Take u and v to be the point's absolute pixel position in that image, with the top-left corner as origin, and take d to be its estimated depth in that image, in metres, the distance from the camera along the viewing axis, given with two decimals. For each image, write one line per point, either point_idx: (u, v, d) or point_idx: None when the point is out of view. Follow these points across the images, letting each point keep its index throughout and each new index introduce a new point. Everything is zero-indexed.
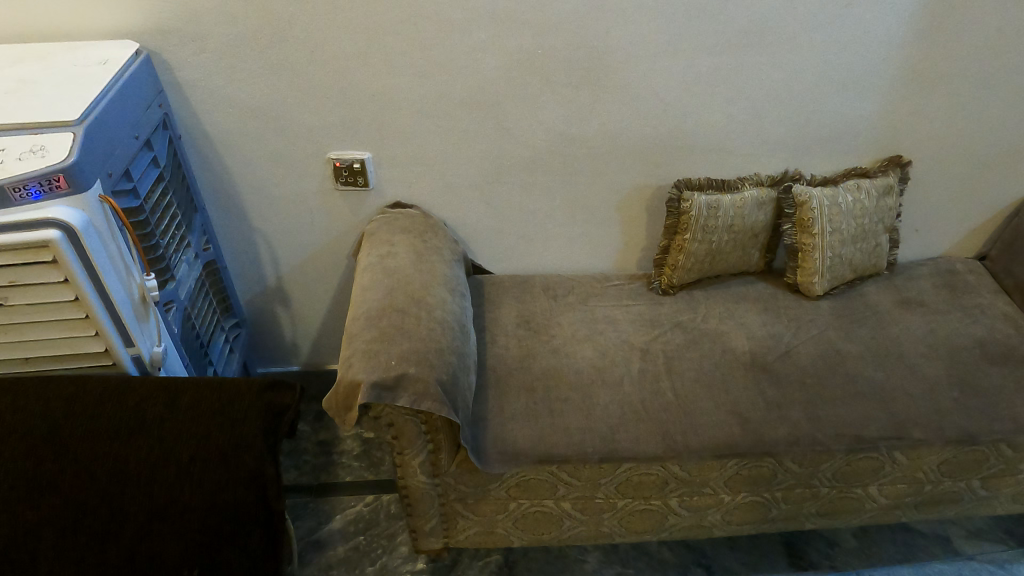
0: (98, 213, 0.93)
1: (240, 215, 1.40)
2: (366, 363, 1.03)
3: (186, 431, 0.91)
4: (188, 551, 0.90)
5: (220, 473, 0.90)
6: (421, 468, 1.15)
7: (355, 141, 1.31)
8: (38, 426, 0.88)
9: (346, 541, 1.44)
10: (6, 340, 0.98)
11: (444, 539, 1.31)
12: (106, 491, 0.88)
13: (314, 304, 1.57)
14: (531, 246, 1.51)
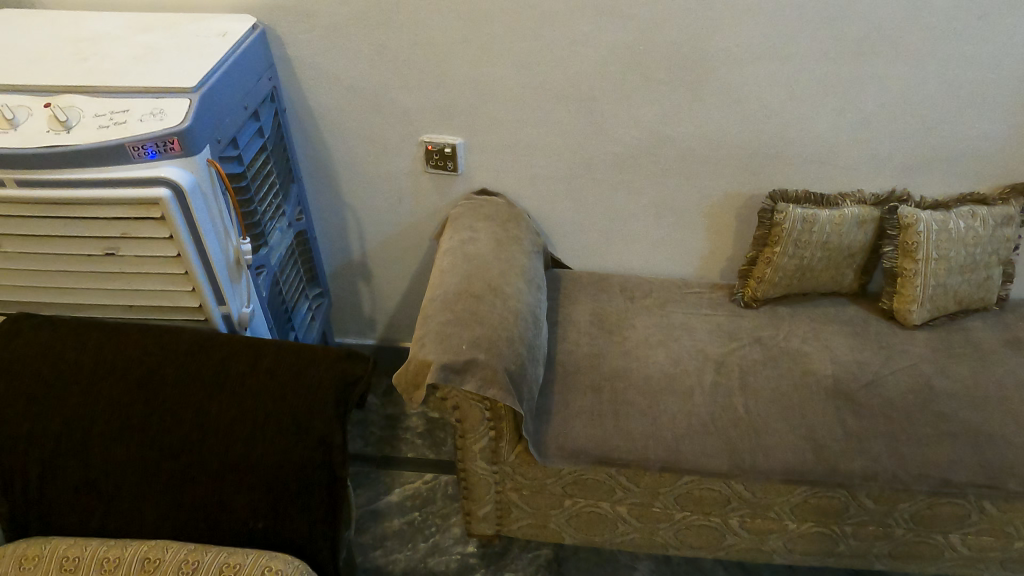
0: (205, 176, 0.99)
1: (334, 189, 1.45)
2: (438, 344, 1.05)
3: (263, 391, 0.95)
4: (255, 505, 0.95)
5: (290, 434, 0.94)
6: (481, 454, 1.17)
7: (449, 126, 1.33)
8: (133, 370, 0.96)
9: (402, 515, 1.48)
10: (116, 288, 1.07)
11: (497, 526, 1.32)
12: (187, 437, 0.95)
13: (394, 282, 1.61)
14: (612, 245, 1.49)
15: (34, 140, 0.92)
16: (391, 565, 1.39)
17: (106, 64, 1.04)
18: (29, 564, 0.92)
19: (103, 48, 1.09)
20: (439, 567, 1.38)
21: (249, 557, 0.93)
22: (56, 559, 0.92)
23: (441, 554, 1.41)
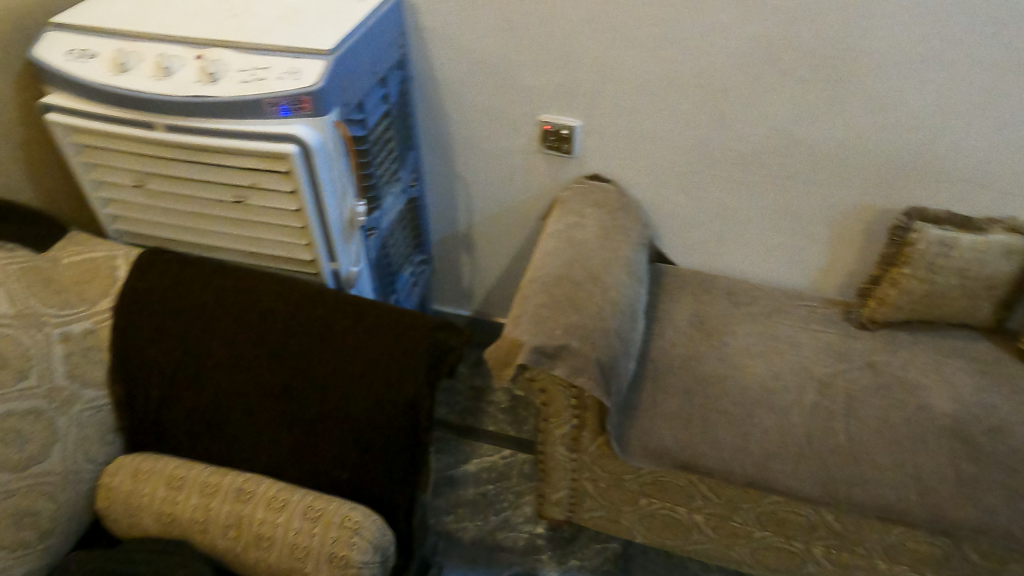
0: (331, 137, 1.03)
1: (448, 160, 1.47)
2: (533, 326, 1.05)
3: (362, 349, 0.99)
4: (342, 454, 1.00)
5: (382, 393, 0.98)
6: (562, 439, 1.18)
7: (569, 107, 1.31)
8: (248, 313, 1.03)
9: (477, 485, 1.52)
10: (240, 234, 1.14)
11: (568, 512, 1.33)
12: (288, 382, 1.01)
13: (496, 257, 1.62)
14: (722, 245, 1.43)
15: (184, 89, 0.98)
16: (461, 532, 1.43)
17: (253, 22, 1.10)
18: (143, 476, 1.01)
19: (252, 5, 1.14)
20: (507, 542, 1.41)
21: (333, 503, 0.96)
22: (164, 477, 1.01)
23: (510, 530, 1.43)
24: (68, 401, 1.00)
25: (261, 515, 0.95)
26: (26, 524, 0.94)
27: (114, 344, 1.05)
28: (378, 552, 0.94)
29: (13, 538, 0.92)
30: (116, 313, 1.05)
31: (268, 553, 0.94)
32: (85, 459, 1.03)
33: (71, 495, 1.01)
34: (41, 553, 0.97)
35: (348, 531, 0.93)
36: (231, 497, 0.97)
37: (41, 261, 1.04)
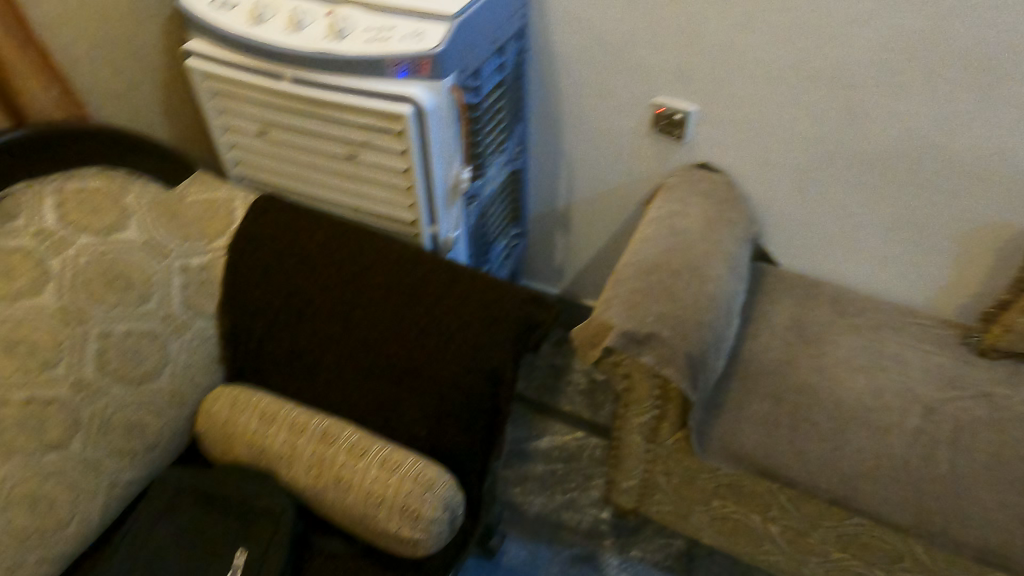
0: (446, 102, 1.04)
1: (555, 136, 1.46)
2: (624, 310, 1.03)
3: (453, 313, 1.01)
4: (424, 412, 1.02)
5: (468, 358, 0.99)
6: (640, 428, 1.16)
7: (686, 91, 1.27)
8: (349, 265, 1.07)
9: (547, 462, 1.54)
10: (350, 189, 1.18)
11: (636, 502, 1.32)
12: (379, 337, 1.04)
13: (591, 239, 1.61)
14: (832, 249, 1.36)
15: (312, 44, 1.02)
16: (526, 506, 1.46)
17: None
18: (239, 407, 1.07)
19: None
20: (570, 522, 1.43)
21: (410, 458, 0.99)
22: (258, 411, 1.06)
23: (575, 511, 1.45)
24: (181, 327, 1.08)
25: (342, 459, 0.99)
26: (135, 434, 1.04)
27: (225, 281, 1.11)
28: (447, 511, 0.96)
29: (124, 445, 1.02)
30: (229, 251, 1.11)
31: (344, 495, 0.97)
32: (191, 383, 1.10)
33: (176, 414, 1.09)
34: (147, 462, 1.06)
35: (421, 487, 0.95)
36: (316, 438, 1.02)
37: (169, 195, 1.12)
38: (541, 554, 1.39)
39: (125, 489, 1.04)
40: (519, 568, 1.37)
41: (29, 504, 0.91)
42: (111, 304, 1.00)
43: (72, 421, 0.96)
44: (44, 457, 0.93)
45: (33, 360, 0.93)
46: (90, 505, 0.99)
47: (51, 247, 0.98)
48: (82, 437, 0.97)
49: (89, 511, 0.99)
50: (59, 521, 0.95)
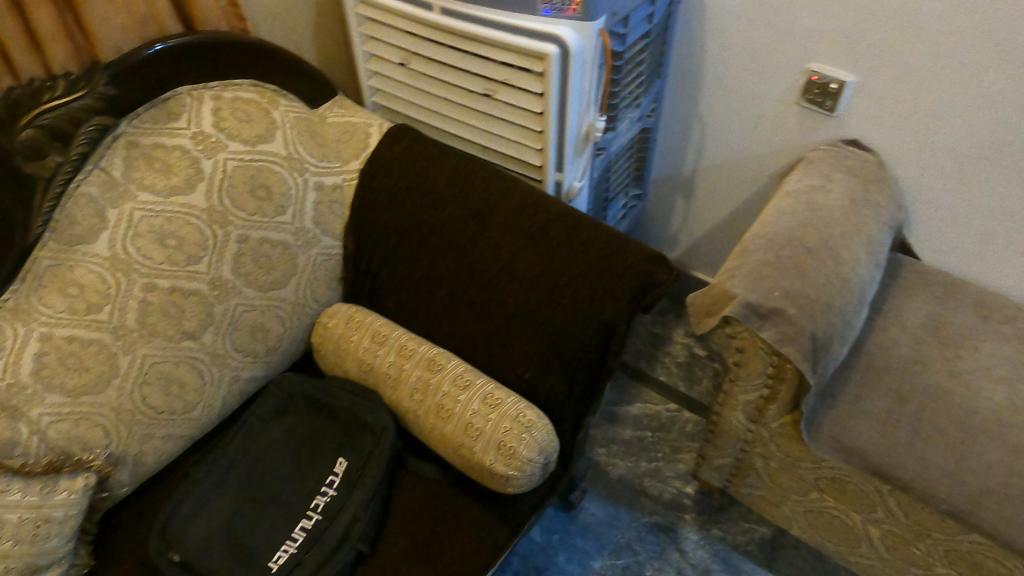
0: (592, 46, 1.01)
1: (693, 96, 1.40)
2: (750, 281, 0.99)
3: (572, 261, 1.00)
4: (530, 355, 1.03)
5: (582, 308, 0.98)
6: (744, 407, 1.12)
7: (846, 59, 1.18)
8: (474, 201, 1.07)
9: (636, 429, 1.53)
10: (481, 127, 1.18)
11: (726, 481, 1.29)
12: (495, 275, 1.04)
13: (714, 209, 1.55)
14: (985, 249, 1.25)
15: None
16: (610, 467, 1.46)
17: None
18: (353, 325, 1.12)
19: None
20: (653, 491, 1.42)
21: (511, 397, 1.00)
22: (370, 331, 1.10)
23: (659, 481, 1.44)
24: (310, 242, 1.13)
25: (446, 388, 1.01)
26: (259, 336, 1.10)
27: (355, 204, 1.16)
28: (543, 455, 0.96)
29: (249, 345, 1.09)
30: (362, 175, 1.15)
31: (444, 423, 1.00)
32: (313, 297, 1.16)
33: (297, 324, 1.15)
34: (267, 364, 1.13)
35: (520, 427, 0.96)
36: (423, 365, 1.05)
37: (312, 115, 1.16)
38: (620, 516, 1.39)
39: (245, 385, 1.11)
40: (596, 525, 1.38)
41: (163, 384, 1.01)
42: (251, 211, 1.06)
43: (206, 315, 1.03)
44: (180, 343, 1.02)
45: (179, 253, 1.00)
46: (215, 394, 1.07)
47: (206, 149, 1.03)
48: (213, 331, 1.05)
49: (213, 399, 1.07)
50: (186, 404, 1.04)
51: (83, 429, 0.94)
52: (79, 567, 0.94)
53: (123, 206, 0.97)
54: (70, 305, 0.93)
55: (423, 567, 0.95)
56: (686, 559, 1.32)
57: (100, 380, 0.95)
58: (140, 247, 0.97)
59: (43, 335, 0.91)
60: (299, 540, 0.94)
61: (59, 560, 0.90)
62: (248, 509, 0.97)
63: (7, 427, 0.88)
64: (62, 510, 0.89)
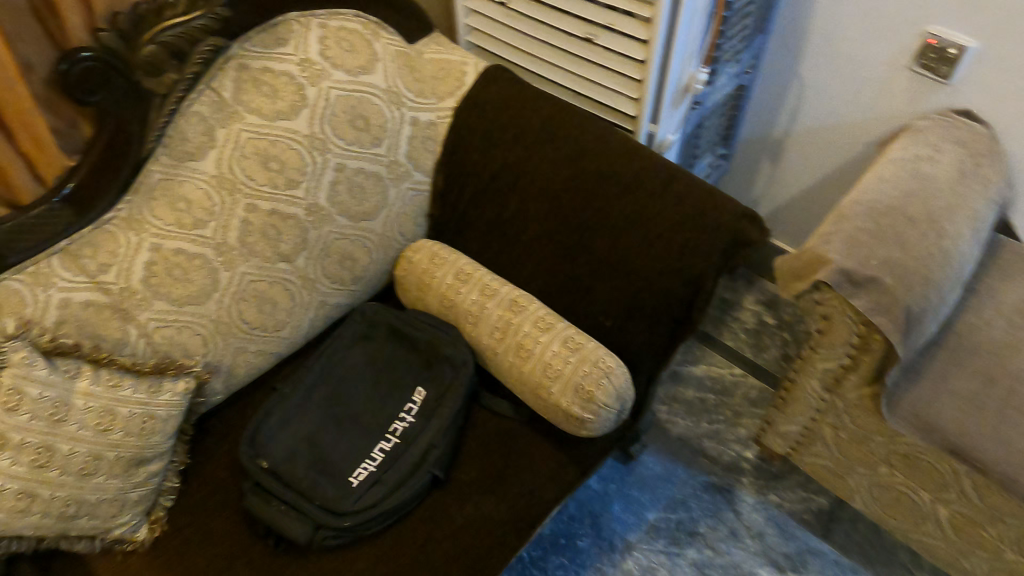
0: None
1: (795, 54, 1.34)
2: (846, 248, 0.97)
3: (664, 213, 0.99)
4: (613, 303, 1.03)
5: (671, 261, 0.98)
6: (822, 374, 1.11)
7: (970, 23, 1.11)
8: (568, 147, 1.06)
9: (698, 390, 1.53)
10: (577, 72, 1.17)
11: (790, 448, 1.29)
12: (584, 222, 1.05)
13: (802, 175, 1.50)
14: None
15: None
16: (670, 425, 1.48)
17: None
18: (438, 261, 1.13)
19: None
20: (712, 452, 1.43)
21: (591, 343, 1.01)
22: (454, 269, 1.12)
23: (719, 443, 1.44)
24: (401, 176, 1.15)
25: (527, 329, 1.03)
26: (347, 264, 1.14)
27: (447, 142, 1.17)
28: (619, 401, 0.98)
29: (338, 273, 1.13)
30: (456, 113, 1.16)
31: (523, 363, 1.02)
32: (399, 231, 1.18)
33: (382, 256, 1.18)
34: (352, 293, 1.17)
35: (600, 372, 0.97)
36: (504, 305, 1.06)
37: (410, 50, 1.16)
38: (677, 473, 1.41)
39: (331, 311, 1.16)
40: (652, 479, 1.40)
41: (258, 302, 1.05)
42: (349, 141, 1.08)
43: (301, 239, 1.07)
44: (276, 265, 1.06)
45: (280, 176, 1.03)
46: (303, 317, 1.12)
47: (310, 76, 1.05)
48: (307, 255, 1.08)
49: (301, 322, 1.12)
50: (277, 323, 1.08)
51: (185, 336, 1.00)
52: (176, 465, 1.01)
53: (231, 127, 1.00)
54: (178, 219, 0.97)
55: (494, 496, 0.99)
56: (741, 521, 1.34)
57: (202, 292, 1.00)
58: (245, 168, 1.01)
59: (153, 246, 0.96)
60: (378, 460, 0.97)
61: (160, 455, 0.97)
62: (331, 427, 1.02)
63: (118, 328, 0.95)
64: (165, 410, 0.95)
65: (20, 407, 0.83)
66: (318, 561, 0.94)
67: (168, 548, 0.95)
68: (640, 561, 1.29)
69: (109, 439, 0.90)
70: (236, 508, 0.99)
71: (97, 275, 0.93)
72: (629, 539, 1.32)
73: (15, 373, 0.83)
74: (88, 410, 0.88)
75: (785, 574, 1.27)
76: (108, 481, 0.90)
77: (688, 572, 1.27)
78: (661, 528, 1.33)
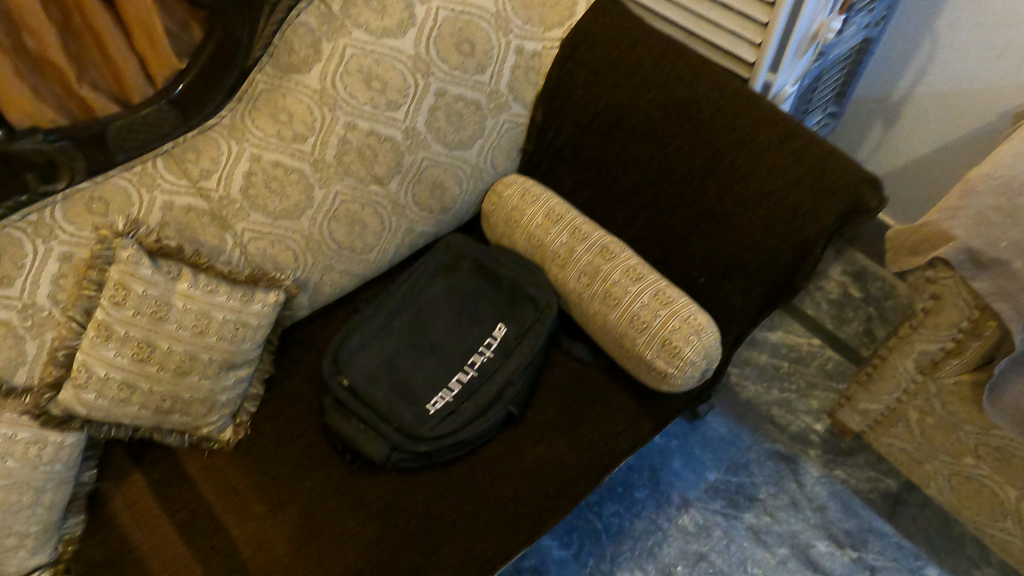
0: None
1: (934, 8, 1.23)
2: (973, 226, 0.89)
3: (777, 170, 0.93)
4: (711, 259, 1.00)
5: (778, 221, 0.93)
6: (919, 355, 1.06)
7: None
8: (681, 91, 1.01)
9: (773, 356, 1.49)
10: (695, 11, 1.10)
11: (867, 426, 1.25)
12: (688, 172, 1.00)
13: (916, 142, 1.40)
14: None
15: None
16: (740, 389, 1.45)
17: None
18: (528, 199, 1.11)
19: None
20: (781, 420, 1.40)
21: (682, 299, 0.97)
22: (545, 207, 1.09)
23: (788, 413, 1.41)
24: (500, 107, 1.11)
25: (617, 277, 1.00)
26: (437, 193, 1.12)
27: (550, 75, 1.12)
28: (705, 360, 0.95)
29: (427, 201, 1.12)
30: (564, 44, 1.10)
31: (609, 311, 0.99)
32: (491, 164, 1.16)
33: (472, 188, 1.16)
34: (438, 222, 1.16)
35: (689, 329, 0.94)
36: (594, 250, 1.03)
37: None
38: (741, 437, 1.39)
39: (417, 239, 1.15)
40: (716, 440, 1.39)
41: (349, 223, 1.05)
42: (452, 65, 1.05)
43: (396, 164, 1.06)
44: (369, 187, 1.05)
45: (381, 96, 1.01)
46: (389, 242, 1.11)
47: None
48: (399, 180, 1.07)
49: (387, 247, 1.12)
50: (365, 245, 1.08)
51: (277, 250, 1.01)
52: (261, 373, 1.04)
53: (337, 42, 0.97)
54: (279, 131, 0.97)
55: (566, 439, 0.99)
56: (803, 492, 1.31)
57: (296, 207, 1.00)
58: (348, 85, 0.99)
59: (252, 156, 0.96)
60: (455, 391, 0.97)
61: (249, 362, 1.00)
62: (411, 352, 1.02)
63: (217, 235, 0.96)
64: (256, 319, 0.97)
65: (125, 301, 0.87)
66: (392, 481, 0.96)
67: (249, 452, 0.99)
68: (695, 518, 1.29)
69: (204, 342, 0.93)
70: (315, 421, 1.02)
71: (199, 180, 0.93)
72: (687, 495, 1.32)
73: (121, 269, 0.87)
74: (186, 311, 0.91)
75: (843, 550, 1.25)
76: (201, 381, 0.93)
77: (744, 535, 1.27)
78: (721, 489, 1.32)
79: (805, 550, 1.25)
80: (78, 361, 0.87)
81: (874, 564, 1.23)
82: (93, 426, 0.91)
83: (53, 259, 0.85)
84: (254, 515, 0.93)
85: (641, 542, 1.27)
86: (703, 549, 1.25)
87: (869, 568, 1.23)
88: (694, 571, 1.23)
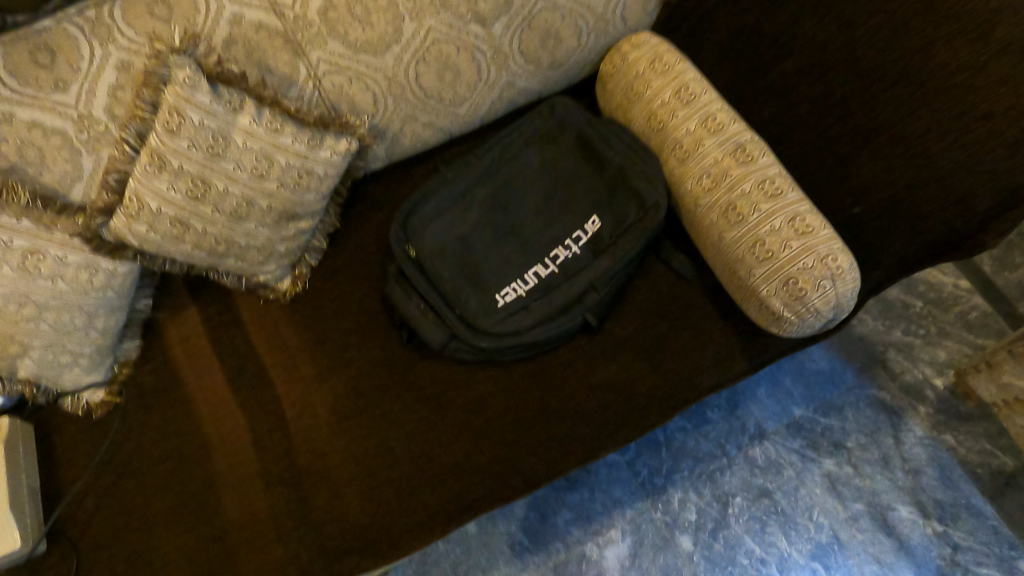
0: None
1: None
2: None
3: (1009, 84, 0.68)
4: (875, 185, 0.79)
5: (985, 155, 0.70)
6: None
7: None
8: None
9: (905, 292, 1.28)
10: None
11: (999, 399, 1.07)
12: (878, 67, 0.76)
13: None
14: None
15: None
16: (856, 322, 1.27)
17: None
18: (658, 68, 0.89)
19: None
20: (895, 366, 1.22)
21: (825, 230, 0.77)
22: (677, 82, 0.87)
23: (906, 359, 1.23)
24: None
25: (748, 189, 0.80)
26: (550, 44, 0.92)
27: None
28: (833, 309, 0.78)
29: (535, 53, 0.93)
30: None
31: (729, 228, 0.81)
32: (620, 16, 0.93)
33: (592, 43, 0.95)
34: (544, 80, 0.98)
35: (824, 272, 0.76)
36: (727, 148, 0.83)
37: None
38: (843, 376, 1.23)
39: (516, 96, 0.99)
40: (813, 373, 1.23)
41: (439, 68, 0.89)
42: None
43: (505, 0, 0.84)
44: (468, 27, 0.86)
45: None
46: (485, 96, 0.96)
47: None
48: (506, 21, 0.87)
49: (481, 102, 0.97)
50: (457, 96, 0.94)
51: (356, 90, 0.87)
52: (326, 227, 0.96)
53: None
54: None
55: (643, 362, 0.88)
56: (899, 450, 1.17)
57: (381, 42, 0.83)
58: None
59: None
60: (530, 285, 0.86)
61: (311, 215, 0.91)
62: (487, 232, 0.89)
63: (289, 64, 0.81)
64: (322, 168, 0.87)
65: (179, 129, 0.76)
66: (446, 368, 0.89)
67: (304, 308, 0.94)
68: (767, 452, 1.18)
69: (263, 187, 0.84)
70: (378, 286, 0.94)
71: None
72: (764, 426, 1.20)
73: (176, 93, 0.74)
74: (245, 150, 0.80)
75: (927, 521, 1.12)
76: (258, 229, 0.87)
77: (818, 481, 1.16)
78: (804, 428, 1.19)
79: (884, 511, 1.13)
80: (131, 189, 0.78)
81: (959, 543, 1.10)
82: (148, 257, 0.86)
83: (111, 66, 0.74)
84: (301, 376, 0.90)
85: (702, 464, 1.18)
86: (769, 485, 1.16)
87: (951, 546, 1.10)
88: (753, 505, 1.15)
